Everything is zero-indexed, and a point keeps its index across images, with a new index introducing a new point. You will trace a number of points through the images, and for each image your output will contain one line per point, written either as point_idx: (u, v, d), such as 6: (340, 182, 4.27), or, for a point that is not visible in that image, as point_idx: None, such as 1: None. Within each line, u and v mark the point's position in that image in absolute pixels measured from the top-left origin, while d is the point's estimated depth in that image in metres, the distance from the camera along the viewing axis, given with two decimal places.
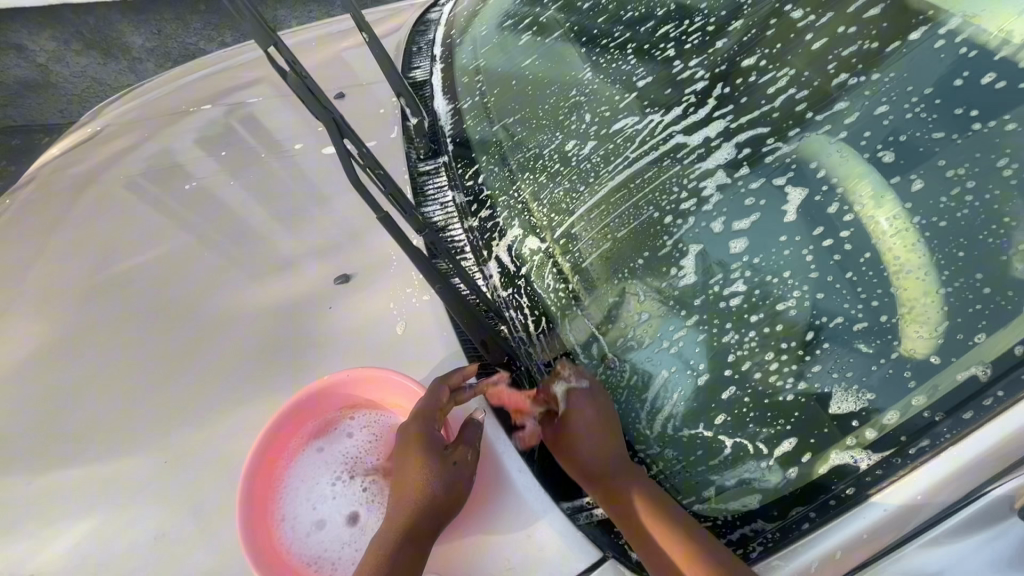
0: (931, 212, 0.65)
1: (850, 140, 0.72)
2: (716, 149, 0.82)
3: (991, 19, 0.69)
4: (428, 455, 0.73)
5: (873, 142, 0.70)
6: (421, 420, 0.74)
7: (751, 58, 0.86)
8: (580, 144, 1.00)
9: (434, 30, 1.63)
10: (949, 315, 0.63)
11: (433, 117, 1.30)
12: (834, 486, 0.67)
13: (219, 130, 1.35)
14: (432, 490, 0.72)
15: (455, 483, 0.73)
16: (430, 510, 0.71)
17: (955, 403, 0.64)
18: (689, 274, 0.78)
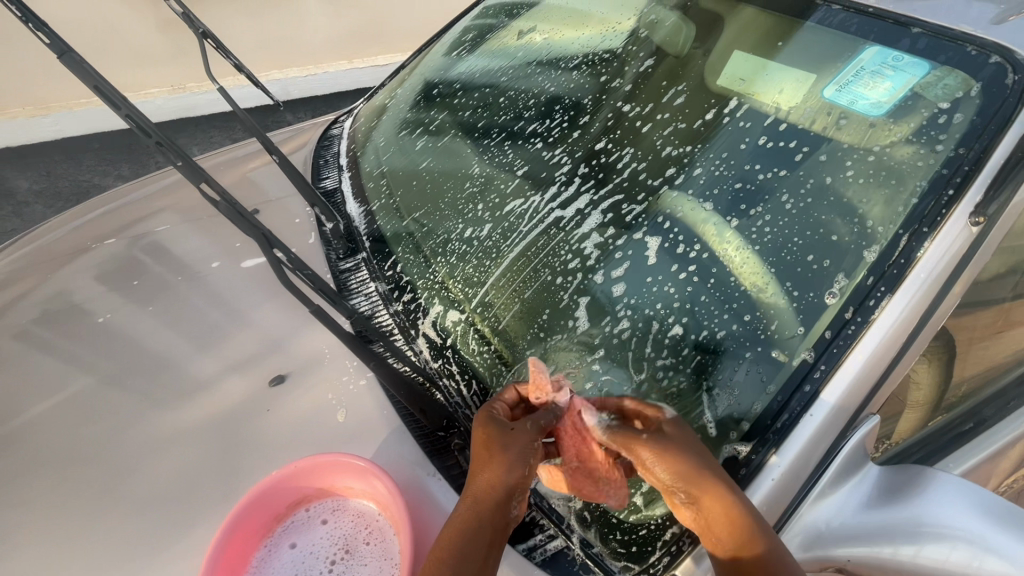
0: (752, 242, 0.85)
1: (682, 191, 0.95)
2: (588, 216, 1.01)
3: (765, 95, 0.98)
4: (500, 436, 0.76)
5: (695, 197, 0.93)
6: (487, 409, 0.80)
7: (600, 142, 1.11)
8: (478, 228, 1.16)
9: (338, 144, 1.80)
10: (781, 314, 0.80)
11: (348, 219, 1.43)
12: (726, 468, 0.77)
13: (124, 262, 1.36)
14: (501, 469, 0.75)
15: (522, 463, 0.76)
16: (498, 485, 0.75)
17: (794, 384, 0.77)
18: (584, 322, 0.92)
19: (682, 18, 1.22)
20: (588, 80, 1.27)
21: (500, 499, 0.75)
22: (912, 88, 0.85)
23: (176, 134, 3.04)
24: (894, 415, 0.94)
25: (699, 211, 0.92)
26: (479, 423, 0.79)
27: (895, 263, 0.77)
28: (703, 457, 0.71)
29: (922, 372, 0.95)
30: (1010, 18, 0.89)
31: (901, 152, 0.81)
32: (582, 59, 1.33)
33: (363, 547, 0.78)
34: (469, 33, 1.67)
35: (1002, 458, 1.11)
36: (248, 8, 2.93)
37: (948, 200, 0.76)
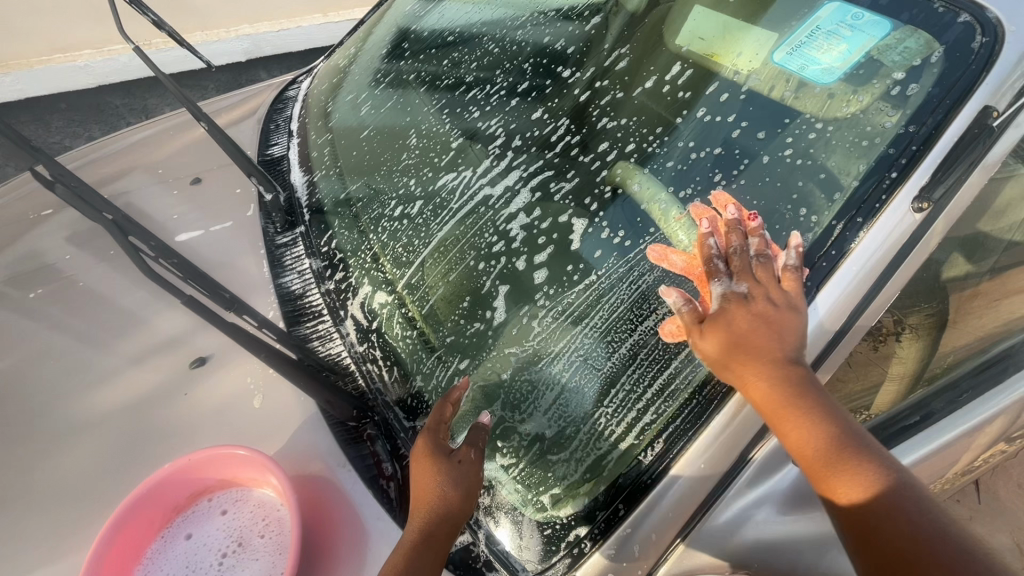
0: (691, 227, 0.79)
1: (622, 158, 0.90)
2: (518, 194, 0.97)
3: (721, 58, 0.88)
4: (437, 461, 0.78)
5: (638, 169, 0.87)
6: (428, 433, 0.80)
7: (539, 113, 1.04)
8: (410, 204, 1.10)
9: (291, 107, 1.71)
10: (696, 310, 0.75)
11: (289, 189, 1.35)
12: (630, 471, 0.74)
13: (39, 228, 1.27)
14: (440, 493, 0.76)
15: (464, 484, 0.77)
16: (440, 509, 0.75)
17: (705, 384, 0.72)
18: (501, 312, 0.89)
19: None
20: (534, 41, 1.17)
21: (447, 523, 0.75)
22: (869, 52, 0.76)
23: (143, 94, 2.91)
24: (846, 403, 0.88)
25: (647, 186, 0.85)
26: (420, 443, 0.81)
27: (822, 256, 0.70)
28: (780, 335, 0.71)
29: (906, 345, 0.93)
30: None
31: (847, 129, 0.73)
32: (529, 17, 1.24)
33: (256, 543, 0.77)
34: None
35: (956, 448, 1.06)
36: None
37: (891, 182, 0.69)
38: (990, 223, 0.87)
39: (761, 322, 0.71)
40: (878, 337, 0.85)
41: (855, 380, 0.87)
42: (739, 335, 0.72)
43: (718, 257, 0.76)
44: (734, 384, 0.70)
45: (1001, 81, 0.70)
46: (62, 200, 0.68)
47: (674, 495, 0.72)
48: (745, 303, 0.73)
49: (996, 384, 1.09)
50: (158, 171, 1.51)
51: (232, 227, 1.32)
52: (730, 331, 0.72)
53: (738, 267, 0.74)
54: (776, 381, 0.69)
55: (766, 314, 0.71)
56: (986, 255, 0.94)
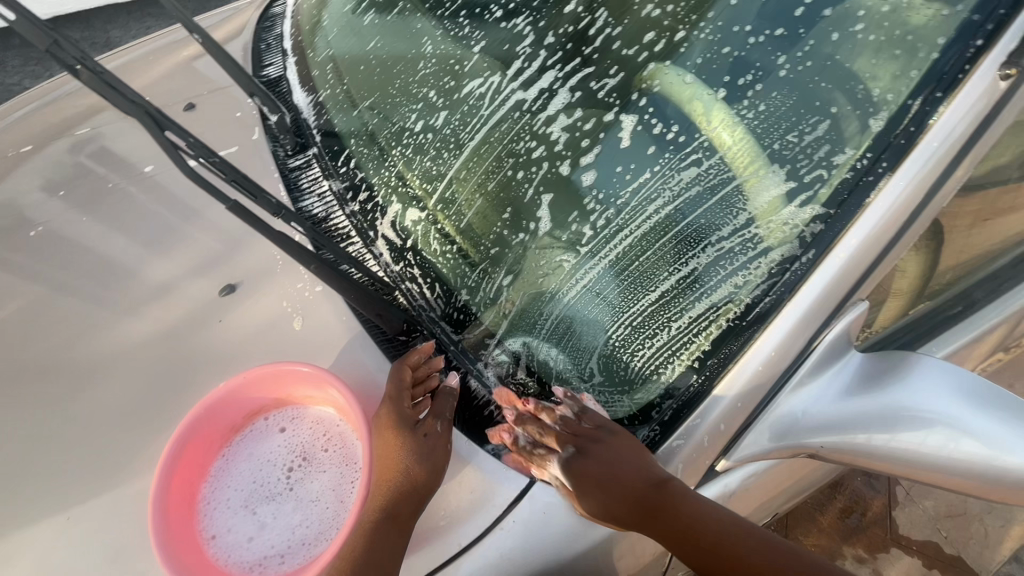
0: (757, 114, 0.73)
1: (665, 56, 0.80)
2: (556, 94, 0.89)
3: None
4: (399, 434, 0.80)
5: (679, 64, 0.79)
6: (392, 403, 0.82)
7: (571, 6, 0.92)
8: (432, 116, 1.02)
9: (281, 24, 1.58)
10: (753, 205, 0.72)
11: (294, 110, 1.27)
12: (697, 365, 0.75)
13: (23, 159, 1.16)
14: (405, 464, 0.76)
15: (428, 457, 0.77)
16: (403, 483, 0.76)
17: (772, 279, 0.72)
18: (546, 223, 0.84)
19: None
20: None
21: (412, 496, 0.75)
22: None
23: (104, 25, 2.65)
24: (878, 306, 0.89)
25: (688, 86, 0.78)
26: (383, 413, 0.82)
27: (899, 134, 0.67)
28: (634, 469, 0.75)
29: (908, 260, 0.88)
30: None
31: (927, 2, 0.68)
32: None
33: (320, 455, 0.79)
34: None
35: (978, 345, 1.10)
36: None
37: (976, 52, 0.65)
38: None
39: (610, 462, 0.76)
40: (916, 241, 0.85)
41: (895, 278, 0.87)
42: (613, 471, 0.75)
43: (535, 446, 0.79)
44: (596, 475, 0.76)
45: None
46: (89, 86, 0.66)
47: (750, 382, 0.74)
48: (585, 455, 0.77)
49: None
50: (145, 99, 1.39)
51: (238, 152, 1.24)
52: (601, 449, 0.77)
53: (533, 426, 0.79)
54: (719, 528, 0.75)
55: (605, 458, 0.76)
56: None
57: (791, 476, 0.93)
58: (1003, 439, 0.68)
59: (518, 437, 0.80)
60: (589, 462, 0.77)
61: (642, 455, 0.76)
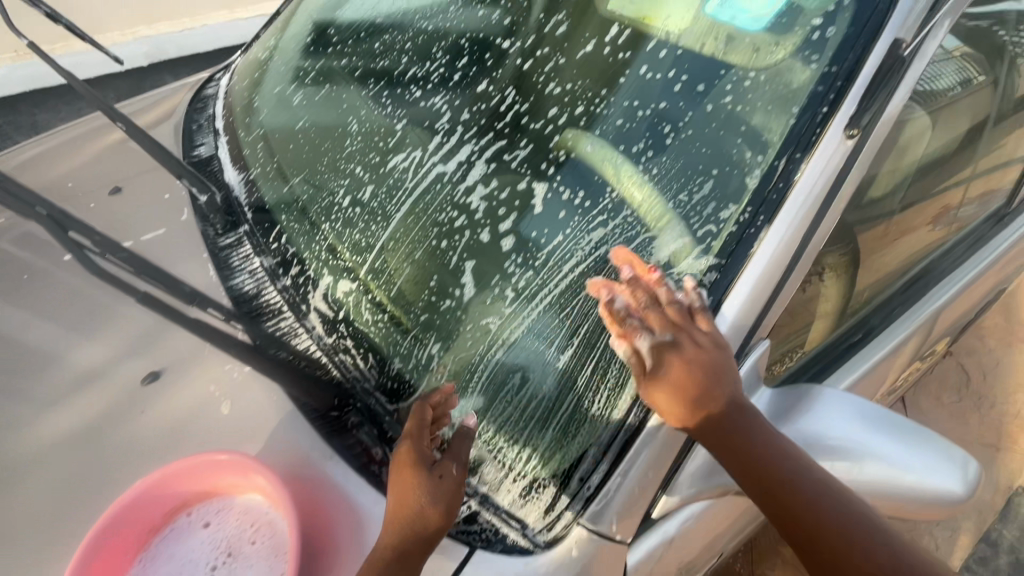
0: (652, 177, 0.81)
1: (576, 125, 0.89)
2: (474, 166, 0.94)
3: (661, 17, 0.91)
4: (417, 473, 0.76)
5: (588, 132, 0.88)
6: (411, 438, 0.79)
7: (483, 85, 1.01)
8: (359, 190, 1.06)
9: (213, 105, 1.62)
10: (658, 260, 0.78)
11: (224, 189, 1.26)
12: (623, 418, 0.76)
13: None
14: (418, 504, 0.74)
15: (441, 500, 0.75)
16: (414, 525, 0.74)
17: None
18: (470, 288, 0.87)
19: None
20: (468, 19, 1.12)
21: (421, 539, 0.73)
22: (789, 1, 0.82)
23: (32, 109, 2.61)
24: (788, 336, 0.96)
25: (599, 147, 0.86)
26: (403, 450, 0.79)
27: (774, 189, 0.75)
28: (719, 383, 0.73)
29: (831, 283, 1.01)
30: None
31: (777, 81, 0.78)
32: None
33: (249, 548, 0.76)
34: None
35: (886, 366, 1.18)
36: None
37: (823, 117, 0.75)
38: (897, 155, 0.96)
39: (689, 384, 0.72)
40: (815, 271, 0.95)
41: (798, 313, 0.94)
42: (684, 369, 0.72)
43: (631, 316, 0.75)
44: (676, 369, 0.72)
45: (904, 19, 0.76)
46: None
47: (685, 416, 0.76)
48: (678, 351, 0.72)
49: (911, 307, 1.22)
50: (69, 185, 1.37)
51: (166, 234, 1.23)
52: (688, 338, 0.73)
53: (653, 316, 0.74)
54: (745, 435, 0.73)
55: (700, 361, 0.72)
56: (897, 185, 1.03)
57: (729, 516, 0.95)
58: (907, 462, 0.73)
59: (615, 299, 0.76)
60: (674, 351, 0.72)
61: (710, 363, 0.73)
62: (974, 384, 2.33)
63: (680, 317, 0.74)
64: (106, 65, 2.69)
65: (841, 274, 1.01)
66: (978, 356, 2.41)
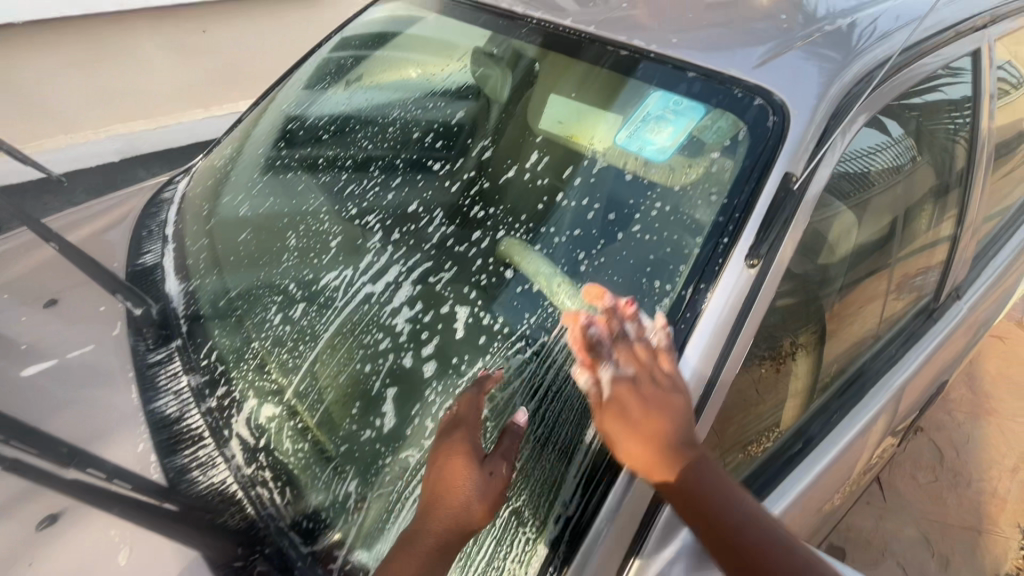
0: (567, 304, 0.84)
1: (511, 237, 0.95)
2: (401, 287, 0.94)
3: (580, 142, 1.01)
4: (471, 461, 0.71)
5: (532, 248, 0.92)
6: (465, 431, 0.74)
7: (413, 206, 1.07)
8: (290, 308, 1.05)
9: (166, 211, 1.63)
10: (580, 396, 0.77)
11: (163, 300, 1.26)
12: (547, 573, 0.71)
13: None
14: (466, 496, 0.69)
15: (490, 496, 0.70)
16: (459, 516, 0.68)
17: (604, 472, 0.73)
18: (391, 418, 0.86)
19: (512, 57, 1.18)
20: (401, 133, 1.28)
21: (460, 535, 0.68)
22: (691, 133, 0.88)
23: None
24: (756, 422, 0.99)
25: (536, 261, 0.91)
26: (457, 439, 0.73)
27: (682, 317, 0.77)
28: (676, 416, 0.70)
29: (802, 361, 1.07)
30: (799, 41, 0.95)
31: (680, 219, 0.84)
32: (399, 113, 1.33)
33: None
34: (335, 53, 1.54)
35: (839, 469, 1.14)
36: (78, 65, 2.60)
37: (725, 247, 0.77)
38: (812, 262, 0.98)
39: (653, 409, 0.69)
40: (777, 358, 0.99)
41: (734, 427, 0.92)
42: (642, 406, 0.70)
43: (601, 342, 0.75)
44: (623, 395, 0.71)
45: (794, 152, 0.80)
46: None
47: (625, 501, 0.72)
48: (635, 389, 0.70)
49: (857, 404, 1.19)
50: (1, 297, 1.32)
51: (94, 350, 1.17)
52: (649, 372, 0.71)
53: (620, 351, 0.74)
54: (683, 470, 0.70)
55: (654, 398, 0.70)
56: (818, 290, 1.05)
57: None
58: None
59: (590, 329, 0.77)
60: (629, 387, 0.71)
61: (664, 398, 0.70)
62: (949, 463, 2.26)
63: (643, 353, 0.73)
64: (74, 164, 2.74)
65: (809, 353, 1.08)
66: (949, 432, 2.37)
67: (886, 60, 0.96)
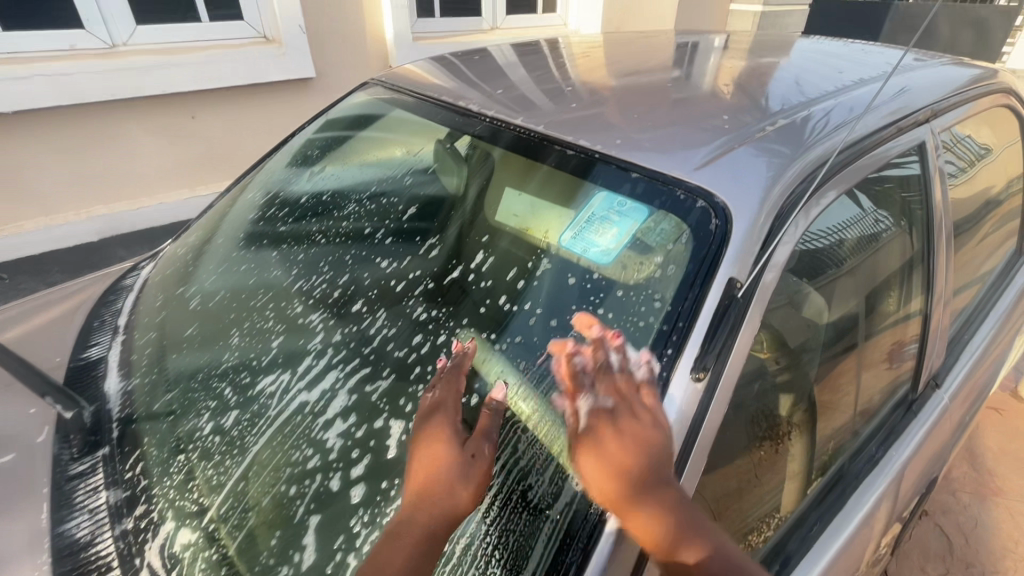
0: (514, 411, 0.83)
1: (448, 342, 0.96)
2: (336, 396, 0.93)
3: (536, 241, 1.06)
4: (450, 447, 0.77)
5: (494, 347, 0.93)
6: (439, 416, 0.81)
7: (357, 305, 1.10)
8: (222, 416, 0.97)
9: (124, 299, 1.57)
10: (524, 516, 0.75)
11: (99, 401, 1.17)
12: None
13: None
14: (449, 478, 0.73)
15: (471, 478, 0.74)
16: (439, 498, 0.72)
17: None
18: (313, 549, 0.78)
19: (478, 155, 1.22)
20: (353, 229, 1.38)
21: (448, 517, 0.72)
22: (635, 236, 0.90)
23: None
24: (756, 505, 1.01)
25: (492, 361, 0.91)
26: (433, 426, 0.80)
27: None
28: (659, 449, 0.70)
29: (796, 443, 1.11)
30: (753, 136, 0.97)
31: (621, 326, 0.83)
32: (354, 208, 1.44)
33: None
34: (318, 134, 1.63)
35: None
36: (68, 146, 2.66)
37: (669, 359, 0.75)
38: (765, 363, 0.95)
39: (640, 432, 0.70)
40: (774, 439, 1.06)
41: None
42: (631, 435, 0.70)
43: (593, 368, 0.78)
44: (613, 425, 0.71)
45: (739, 257, 0.79)
46: None
47: None
48: (621, 407, 0.72)
49: (836, 513, 1.10)
50: None
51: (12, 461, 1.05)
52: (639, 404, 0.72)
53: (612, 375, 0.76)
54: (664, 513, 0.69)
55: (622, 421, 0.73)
56: (776, 388, 1.01)
57: None
58: None
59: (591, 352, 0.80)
60: (623, 407, 0.72)
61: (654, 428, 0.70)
62: (959, 552, 2.09)
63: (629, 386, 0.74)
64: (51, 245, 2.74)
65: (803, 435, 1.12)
66: (956, 516, 2.21)
67: (835, 154, 0.96)
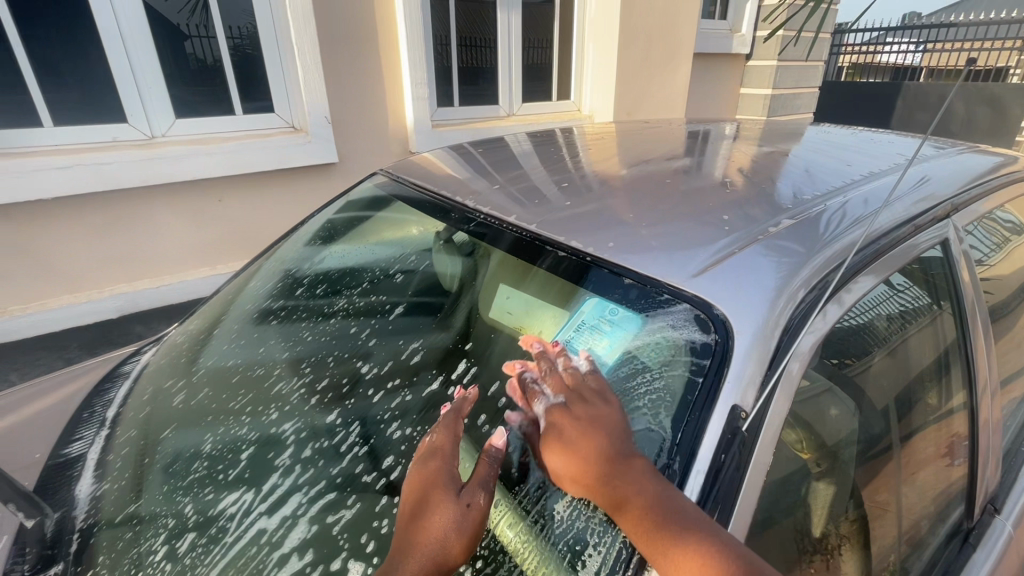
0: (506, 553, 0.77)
1: None
2: (295, 526, 0.89)
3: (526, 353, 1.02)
4: (447, 494, 0.72)
5: None
6: (438, 459, 0.76)
7: (332, 416, 1.10)
8: (177, 540, 0.90)
9: (119, 387, 1.44)
10: None
11: (65, 509, 1.05)
12: None
13: None
14: (442, 531, 0.69)
15: (465, 528, 0.69)
16: (430, 549, 0.68)
17: None
18: None
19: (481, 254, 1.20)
20: (339, 329, 1.37)
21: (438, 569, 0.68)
22: (626, 350, 0.85)
23: None
24: None
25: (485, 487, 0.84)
26: (433, 467, 0.76)
27: None
28: (615, 433, 0.72)
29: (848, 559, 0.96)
30: (762, 234, 0.91)
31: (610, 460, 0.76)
32: (343, 307, 1.45)
33: None
34: (338, 215, 1.63)
35: None
36: (100, 228, 2.80)
37: None
38: (786, 495, 0.83)
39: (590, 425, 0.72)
40: (823, 552, 0.92)
41: None
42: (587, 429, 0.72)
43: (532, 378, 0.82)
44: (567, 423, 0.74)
45: (742, 381, 0.72)
46: None
47: None
48: (565, 407, 0.75)
49: None
50: None
51: None
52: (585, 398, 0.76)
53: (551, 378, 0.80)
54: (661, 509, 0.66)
55: (586, 414, 0.74)
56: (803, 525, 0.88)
57: None
58: None
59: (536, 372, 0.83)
60: (577, 404, 0.75)
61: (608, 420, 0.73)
62: None
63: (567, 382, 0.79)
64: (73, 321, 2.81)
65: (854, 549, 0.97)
66: None
67: (856, 250, 0.88)
